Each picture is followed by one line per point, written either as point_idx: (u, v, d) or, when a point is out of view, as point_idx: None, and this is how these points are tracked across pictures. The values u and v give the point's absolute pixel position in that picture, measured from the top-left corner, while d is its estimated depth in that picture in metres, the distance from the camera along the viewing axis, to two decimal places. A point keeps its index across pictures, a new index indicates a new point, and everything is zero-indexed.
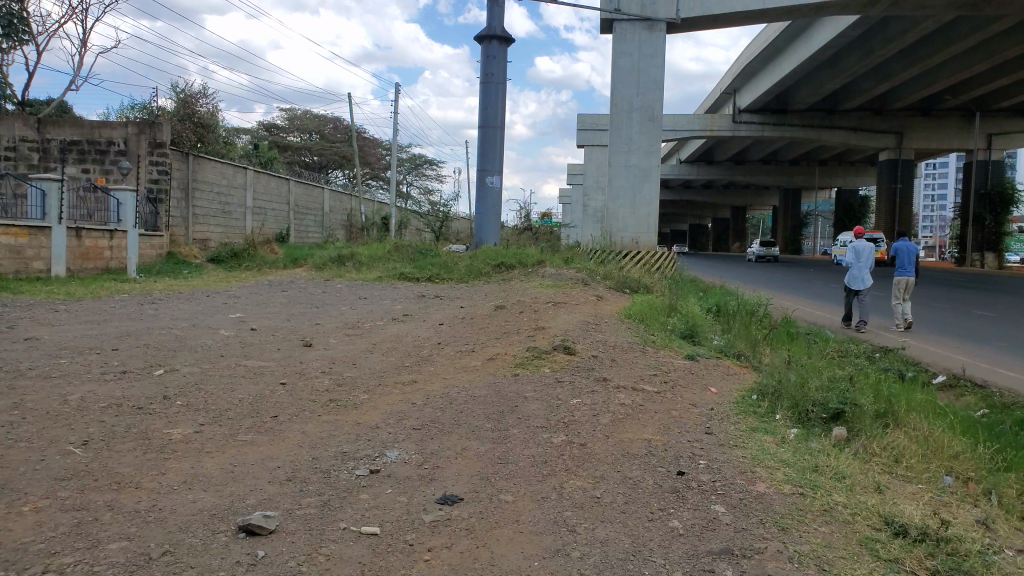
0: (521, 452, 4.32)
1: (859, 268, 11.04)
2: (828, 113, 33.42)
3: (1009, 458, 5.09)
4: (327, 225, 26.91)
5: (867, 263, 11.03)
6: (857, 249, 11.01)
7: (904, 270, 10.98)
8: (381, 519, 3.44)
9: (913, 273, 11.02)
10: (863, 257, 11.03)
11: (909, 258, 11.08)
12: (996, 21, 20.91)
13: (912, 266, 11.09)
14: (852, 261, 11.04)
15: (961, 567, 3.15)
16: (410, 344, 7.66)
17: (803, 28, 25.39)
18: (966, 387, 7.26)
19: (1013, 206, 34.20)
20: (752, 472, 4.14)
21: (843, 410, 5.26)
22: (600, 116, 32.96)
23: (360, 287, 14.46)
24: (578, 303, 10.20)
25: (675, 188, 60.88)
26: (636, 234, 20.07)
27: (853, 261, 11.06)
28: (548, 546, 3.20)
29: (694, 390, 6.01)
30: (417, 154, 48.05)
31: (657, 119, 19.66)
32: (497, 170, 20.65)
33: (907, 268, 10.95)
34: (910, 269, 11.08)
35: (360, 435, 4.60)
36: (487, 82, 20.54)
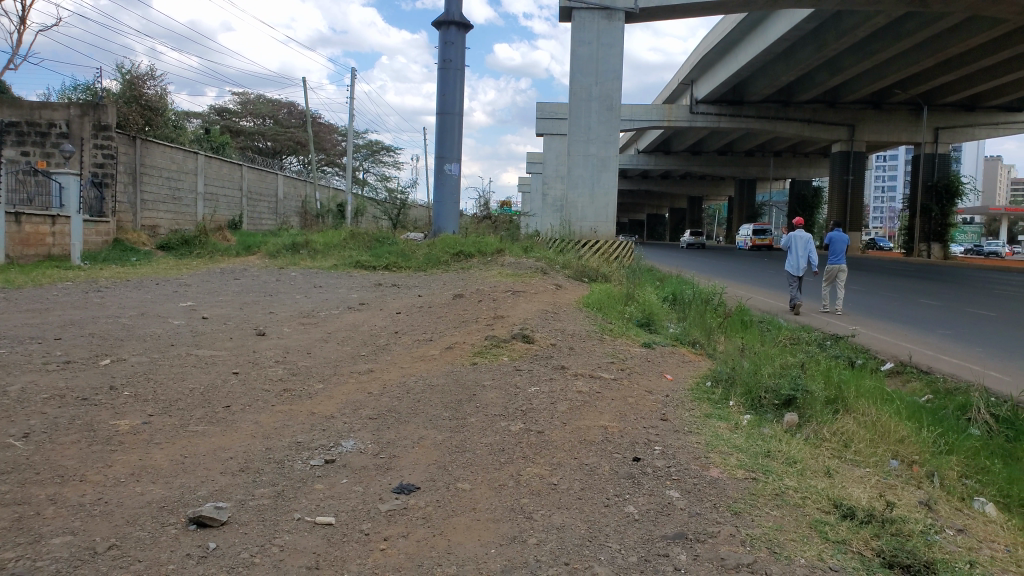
0: (479, 441, 4.32)
1: (797, 255, 11.77)
2: (783, 105, 33.98)
3: (951, 441, 5.25)
4: (281, 212, 26.45)
5: (806, 251, 11.76)
6: (794, 238, 11.73)
7: (837, 259, 11.74)
8: (336, 510, 3.40)
9: (843, 262, 11.78)
10: (801, 246, 11.74)
11: (841, 247, 11.76)
12: (942, 18, 21.42)
13: (843, 254, 11.82)
14: (791, 249, 11.77)
15: (905, 547, 3.24)
16: (366, 333, 7.58)
17: (758, 21, 25.72)
18: (912, 373, 7.49)
19: (957, 198, 35.19)
20: (706, 457, 4.21)
21: (795, 397, 5.38)
22: (559, 105, 32.98)
23: (315, 275, 14.26)
24: (536, 291, 10.23)
25: (634, 178, 61.36)
26: (596, 224, 20.18)
27: (793, 250, 11.78)
28: (505, 533, 3.21)
29: (650, 378, 6.07)
30: (374, 140, 47.58)
31: (616, 109, 19.75)
32: (456, 158, 20.55)
33: (837, 257, 11.63)
34: (842, 260, 11.81)
35: (315, 425, 4.54)
36: (446, 68, 20.39)
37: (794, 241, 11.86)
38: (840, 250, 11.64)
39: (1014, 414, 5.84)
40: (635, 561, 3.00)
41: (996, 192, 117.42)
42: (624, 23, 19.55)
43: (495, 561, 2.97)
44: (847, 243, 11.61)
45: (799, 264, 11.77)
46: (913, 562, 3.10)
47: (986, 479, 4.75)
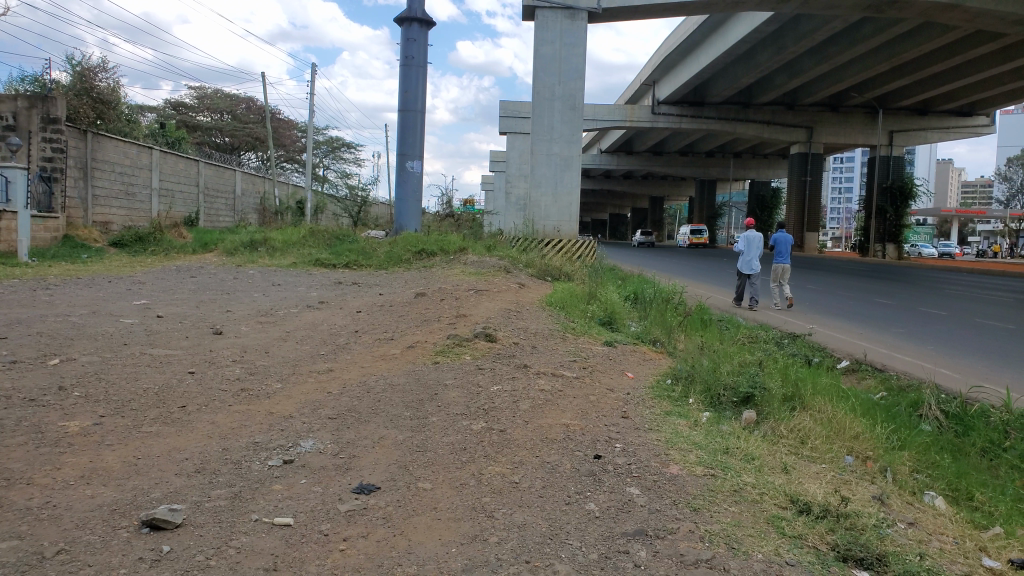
0: (441, 440, 4.30)
1: (749, 255, 12.13)
2: (743, 107, 34.49)
3: (903, 437, 5.37)
4: (240, 209, 26.02)
5: (757, 251, 12.14)
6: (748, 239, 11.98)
7: (784, 258, 12.22)
8: (295, 510, 3.36)
9: (788, 261, 12.30)
10: (754, 247, 12.06)
11: (787, 248, 12.23)
12: (897, 24, 21.93)
13: (788, 254, 12.31)
14: (744, 250, 12.06)
15: (858, 540, 3.31)
16: (326, 331, 7.51)
17: (719, 23, 26.05)
18: (866, 371, 7.66)
19: (911, 199, 36.00)
20: (665, 454, 4.25)
21: (753, 395, 5.48)
22: (522, 104, 32.99)
23: (273, 273, 14.06)
24: (499, 290, 10.22)
25: (597, 178, 61.76)
26: (559, 223, 20.27)
27: (746, 251, 12.08)
28: (466, 532, 3.19)
29: (611, 376, 6.12)
30: (334, 137, 47.12)
31: (579, 109, 19.84)
32: (418, 155, 20.44)
33: (784, 257, 12.14)
34: (786, 258, 12.33)
35: (273, 425, 4.48)
36: (408, 65, 20.29)
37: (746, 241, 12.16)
38: (787, 251, 12.11)
39: (963, 410, 5.99)
40: (596, 558, 3.01)
41: (947, 194, 120.63)
42: (587, 23, 19.64)
43: (455, 561, 2.96)
44: (793, 244, 12.07)
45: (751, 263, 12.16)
46: (866, 555, 3.17)
47: (935, 473, 4.87)
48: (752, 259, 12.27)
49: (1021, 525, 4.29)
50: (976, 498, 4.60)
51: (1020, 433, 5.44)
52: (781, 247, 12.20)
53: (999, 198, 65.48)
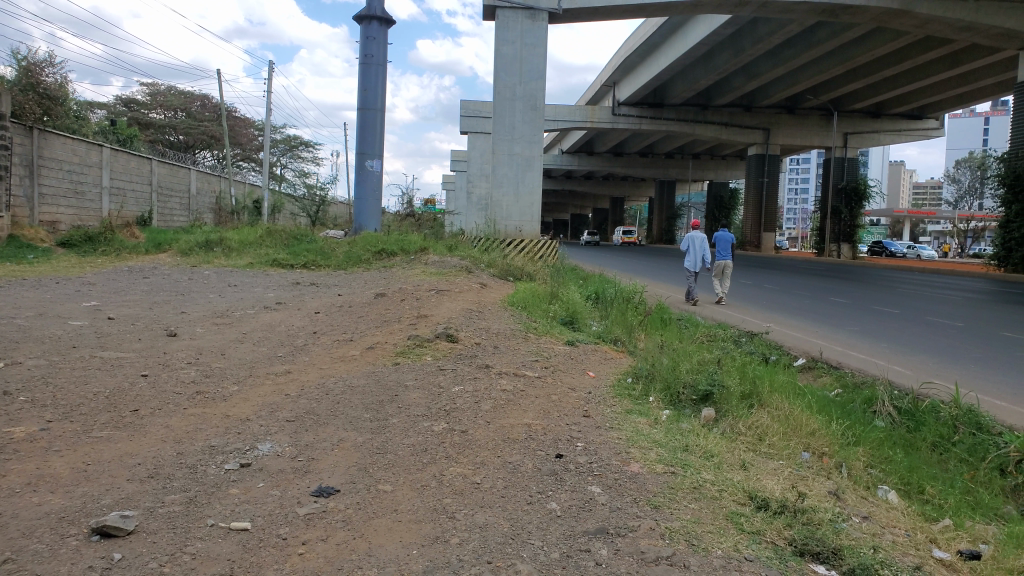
0: (401, 441, 4.26)
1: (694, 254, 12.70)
2: (702, 109, 34.95)
3: (858, 433, 5.48)
4: (195, 209, 25.49)
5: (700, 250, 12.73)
6: (693, 240, 12.57)
7: (724, 255, 12.99)
8: (252, 514, 3.31)
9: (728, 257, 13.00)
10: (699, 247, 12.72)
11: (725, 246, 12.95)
12: (850, 29, 22.48)
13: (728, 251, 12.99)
14: (689, 250, 12.69)
15: (814, 534, 3.37)
16: (284, 333, 7.40)
17: (678, 25, 26.34)
18: (823, 369, 7.80)
19: (865, 201, 36.65)
20: (627, 452, 4.27)
21: (711, 392, 5.56)
22: (483, 103, 32.93)
23: (229, 274, 13.80)
24: (461, 290, 10.18)
25: (558, 178, 62.11)
26: (520, 223, 20.29)
27: (692, 251, 12.73)
28: (427, 534, 3.17)
29: (573, 375, 6.14)
30: (292, 135, 46.50)
31: (540, 109, 19.85)
32: (377, 154, 20.29)
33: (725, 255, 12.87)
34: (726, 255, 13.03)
35: (229, 428, 4.40)
36: (367, 63, 20.11)
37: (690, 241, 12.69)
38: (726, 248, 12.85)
39: (915, 406, 6.13)
40: (557, 558, 3.01)
41: (899, 196, 123.57)
42: (548, 24, 19.75)
43: (416, 563, 2.93)
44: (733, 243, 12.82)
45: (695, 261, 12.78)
46: (822, 550, 3.24)
47: (889, 468, 4.96)
48: (696, 257, 12.86)
49: (970, 516, 4.40)
50: (927, 491, 4.71)
51: (969, 428, 5.57)
52: (721, 245, 12.95)
53: (948, 200, 67.29)
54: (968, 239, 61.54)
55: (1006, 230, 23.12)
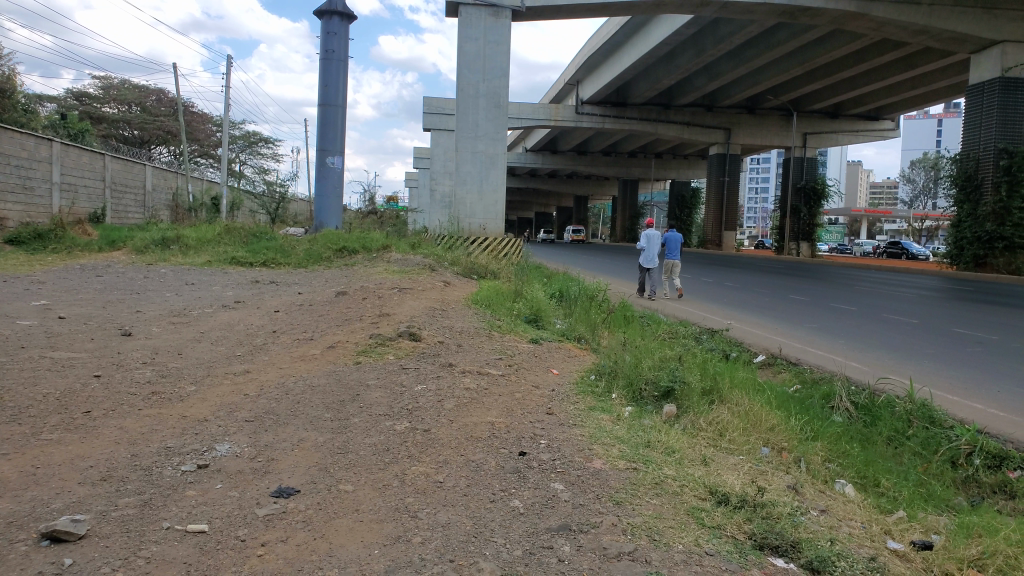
0: (363, 441, 4.23)
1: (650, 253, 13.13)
2: (664, 108, 35.29)
3: (817, 428, 5.57)
4: (150, 205, 24.96)
5: (655, 248, 13.17)
6: (649, 238, 13.04)
7: (673, 254, 13.57)
8: (210, 516, 3.25)
9: (678, 256, 13.51)
10: (654, 245, 13.19)
11: (676, 244, 13.46)
12: (809, 31, 22.91)
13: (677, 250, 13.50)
14: (646, 248, 13.11)
15: (773, 528, 3.43)
16: (243, 332, 7.29)
17: (641, 25, 26.54)
18: (781, 365, 7.92)
19: (824, 200, 37.12)
20: (590, 449, 4.29)
21: (673, 389, 5.62)
22: (447, 100, 32.82)
23: (187, 271, 13.55)
24: (423, 288, 10.16)
25: (522, 177, 62.21)
26: (484, 221, 20.27)
27: (647, 249, 13.17)
28: (389, 533, 3.15)
29: (536, 372, 6.16)
30: (251, 131, 45.84)
31: (504, 107, 19.81)
32: (339, 151, 20.10)
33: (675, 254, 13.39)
34: (676, 254, 13.53)
35: (186, 429, 4.32)
36: (328, 58, 19.90)
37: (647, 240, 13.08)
38: (677, 248, 13.38)
39: (871, 401, 6.27)
40: (520, 555, 3.01)
41: (856, 195, 126.18)
42: (511, 21, 19.75)
43: (379, 563, 2.90)
44: (683, 242, 13.40)
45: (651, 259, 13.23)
46: (780, 543, 3.29)
47: (846, 462, 5.05)
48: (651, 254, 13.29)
49: (922, 508, 4.50)
50: (883, 484, 4.80)
51: (922, 421, 5.72)
52: (671, 244, 13.55)
53: (903, 199, 68.94)
54: (922, 237, 63.12)
55: (958, 229, 23.70)
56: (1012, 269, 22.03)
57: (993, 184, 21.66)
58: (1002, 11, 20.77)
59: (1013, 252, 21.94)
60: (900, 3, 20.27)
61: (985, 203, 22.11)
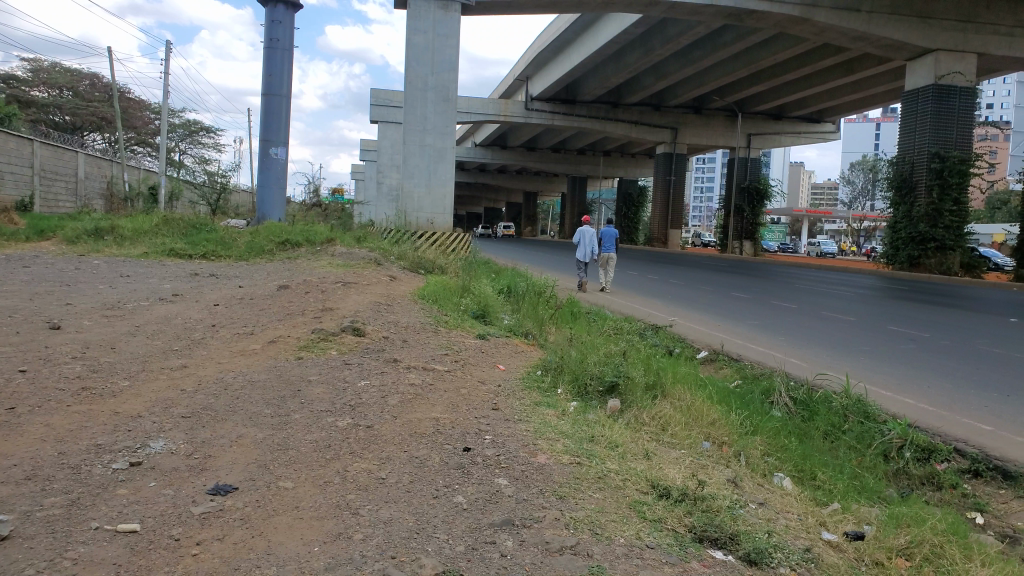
0: (303, 437, 4.16)
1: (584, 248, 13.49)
2: (612, 107, 35.63)
3: (757, 423, 5.69)
4: (82, 194, 24.11)
5: (590, 243, 13.48)
6: (583, 234, 13.31)
7: (608, 248, 13.97)
8: (142, 515, 3.16)
9: (613, 251, 13.89)
10: (589, 240, 13.47)
11: (612, 241, 13.79)
12: (754, 34, 23.38)
13: (612, 245, 13.87)
14: (581, 244, 13.41)
15: (713, 521, 3.49)
16: (179, 326, 7.10)
17: (590, 22, 26.72)
18: (724, 361, 8.06)
19: (766, 199, 37.79)
20: (534, 444, 4.30)
21: (617, 383, 5.71)
22: (395, 93, 32.50)
23: (121, 263, 13.11)
24: (368, 282, 10.09)
25: (472, 172, 62.12)
26: (432, 216, 20.11)
27: (582, 244, 13.46)
28: (330, 530, 3.11)
29: (483, 369, 6.12)
30: (191, 120, 44.68)
31: (452, 100, 19.68)
32: (282, 142, 19.73)
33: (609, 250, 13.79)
34: (611, 248, 13.90)
35: (118, 425, 4.19)
36: (273, 47, 19.51)
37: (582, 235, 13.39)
38: (611, 244, 13.74)
39: (809, 396, 6.44)
40: (462, 551, 3.00)
41: (798, 195, 129.51)
42: (460, 15, 19.66)
43: (318, 560, 2.86)
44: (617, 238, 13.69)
45: (585, 253, 13.60)
46: (720, 535, 3.36)
47: (784, 456, 5.15)
48: (586, 248, 13.62)
49: (856, 500, 4.62)
50: (819, 477, 4.90)
51: (857, 416, 5.89)
52: (607, 239, 13.84)
53: (843, 200, 71.03)
54: (861, 237, 64.93)
55: (894, 230, 24.44)
56: (943, 269, 23.00)
57: (927, 188, 22.42)
58: (937, 20, 21.47)
59: (944, 252, 22.92)
60: (841, 9, 20.84)
61: (919, 204, 22.86)
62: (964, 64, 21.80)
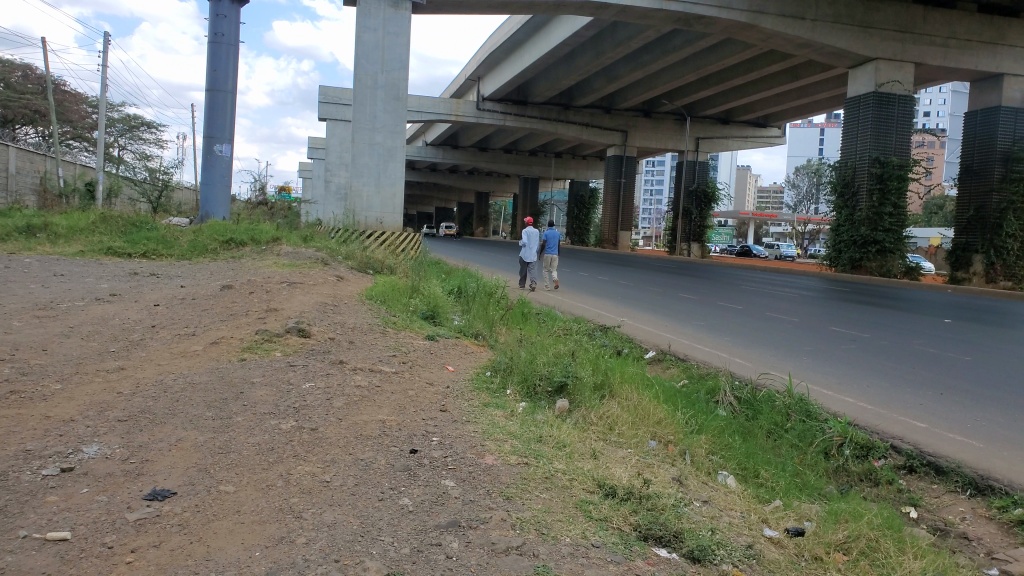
0: (246, 440, 4.09)
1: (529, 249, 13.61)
2: (564, 108, 35.87)
3: (702, 422, 5.80)
4: (14, 189, 23.23)
5: (535, 245, 13.60)
6: (529, 235, 13.42)
7: (552, 250, 14.12)
8: (73, 523, 3.06)
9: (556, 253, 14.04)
10: (534, 242, 13.59)
11: (556, 242, 13.94)
12: (702, 39, 23.79)
13: (556, 247, 14.02)
14: (526, 245, 13.52)
15: (658, 519, 3.54)
16: (117, 326, 6.92)
17: (542, 24, 26.83)
18: (670, 361, 8.18)
19: (714, 203, 38.39)
20: (482, 445, 4.30)
21: (566, 383, 5.75)
22: (344, 90, 32.16)
23: (55, 262, 12.70)
24: (314, 282, 9.97)
25: (423, 171, 61.87)
26: (381, 215, 19.96)
27: (527, 245, 13.55)
28: (272, 534, 3.06)
29: (431, 370, 6.10)
30: (132, 115, 43.50)
31: (403, 99, 19.56)
32: (228, 139, 19.33)
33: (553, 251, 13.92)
34: (555, 250, 14.06)
35: (49, 431, 4.05)
36: (217, 41, 19.12)
37: (527, 235, 13.52)
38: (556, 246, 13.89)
39: (752, 395, 6.58)
40: (407, 553, 2.98)
41: (744, 198, 132.34)
42: (411, 14, 19.55)
43: (258, 565, 2.81)
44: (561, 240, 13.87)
45: (529, 254, 13.70)
46: (664, 533, 3.41)
47: (728, 454, 5.25)
48: (531, 250, 13.72)
49: (797, 497, 4.73)
50: (761, 475, 5.00)
51: (799, 415, 6.02)
52: (551, 241, 13.99)
53: (787, 204, 72.80)
54: (805, 240, 66.56)
55: (837, 233, 25.11)
56: (884, 271, 23.78)
57: (867, 193, 23.12)
58: (877, 30, 22.12)
59: (884, 255, 23.67)
60: (786, 16, 21.32)
61: (861, 208, 23.53)
62: (903, 73, 22.50)
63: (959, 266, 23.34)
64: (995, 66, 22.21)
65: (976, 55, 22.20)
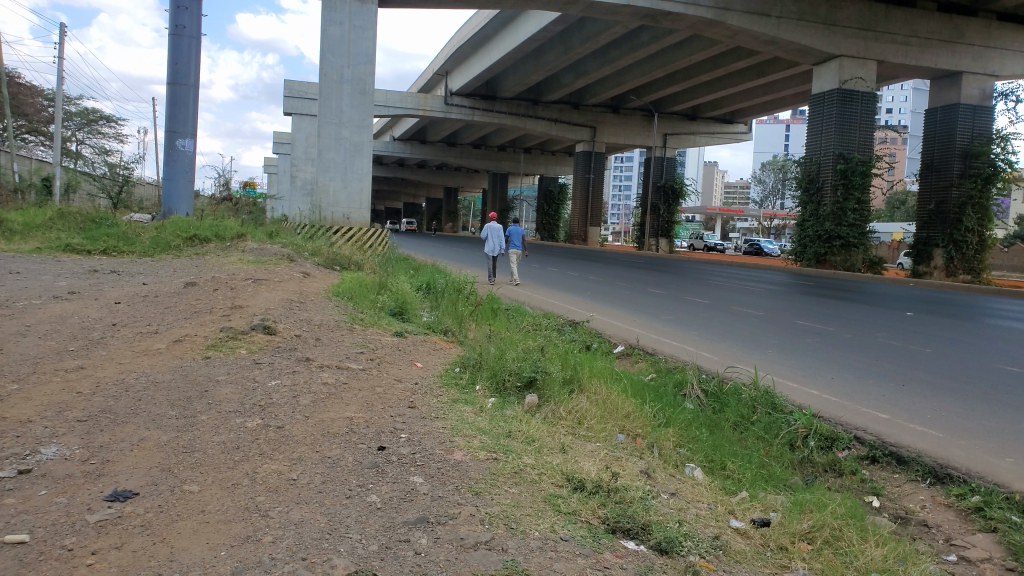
0: (210, 439, 4.03)
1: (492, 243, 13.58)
2: (532, 104, 35.90)
3: (669, 414, 5.86)
4: None
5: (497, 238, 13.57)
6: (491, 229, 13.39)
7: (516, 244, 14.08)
8: (32, 525, 2.99)
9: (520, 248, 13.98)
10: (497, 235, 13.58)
11: (520, 238, 13.87)
12: (669, 35, 23.95)
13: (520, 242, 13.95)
14: (488, 239, 13.49)
15: (626, 512, 3.57)
16: (76, 325, 6.77)
17: (510, 18, 26.77)
18: (639, 355, 8.26)
19: (682, 198, 38.74)
20: (450, 441, 4.29)
21: (535, 378, 5.76)
22: (310, 85, 31.82)
23: (11, 259, 12.41)
24: (280, 279, 9.87)
25: (391, 167, 61.54)
26: (348, 211, 19.87)
27: (490, 239, 13.54)
28: (237, 534, 3.02)
29: (399, 366, 6.08)
30: (90, 108, 42.54)
31: (370, 93, 19.37)
32: (190, 133, 18.98)
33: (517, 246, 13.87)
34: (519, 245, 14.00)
35: (6, 432, 3.95)
36: (178, 34, 18.75)
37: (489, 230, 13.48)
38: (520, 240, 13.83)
39: (719, 388, 6.65)
40: (375, 550, 2.97)
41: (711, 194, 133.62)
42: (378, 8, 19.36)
43: (223, 565, 2.78)
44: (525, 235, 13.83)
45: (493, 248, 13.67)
46: (632, 526, 3.44)
47: (695, 447, 5.31)
48: (494, 244, 13.69)
49: (763, 488, 4.79)
50: (728, 467, 5.06)
51: (764, 408, 6.12)
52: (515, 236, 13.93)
53: (753, 199, 73.55)
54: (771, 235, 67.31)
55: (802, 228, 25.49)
56: (847, 265, 24.28)
57: (831, 188, 23.50)
58: (840, 27, 22.44)
59: (848, 250, 24.15)
60: (752, 13, 21.52)
61: (825, 204, 23.91)
62: (865, 71, 22.87)
63: (920, 260, 23.82)
64: (955, 64, 22.65)
65: (936, 53, 22.63)
